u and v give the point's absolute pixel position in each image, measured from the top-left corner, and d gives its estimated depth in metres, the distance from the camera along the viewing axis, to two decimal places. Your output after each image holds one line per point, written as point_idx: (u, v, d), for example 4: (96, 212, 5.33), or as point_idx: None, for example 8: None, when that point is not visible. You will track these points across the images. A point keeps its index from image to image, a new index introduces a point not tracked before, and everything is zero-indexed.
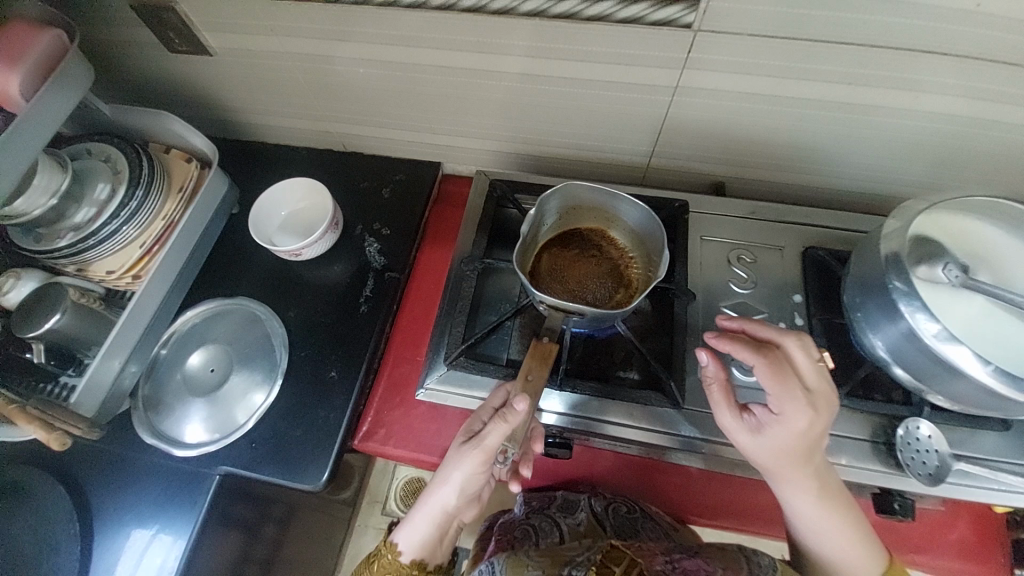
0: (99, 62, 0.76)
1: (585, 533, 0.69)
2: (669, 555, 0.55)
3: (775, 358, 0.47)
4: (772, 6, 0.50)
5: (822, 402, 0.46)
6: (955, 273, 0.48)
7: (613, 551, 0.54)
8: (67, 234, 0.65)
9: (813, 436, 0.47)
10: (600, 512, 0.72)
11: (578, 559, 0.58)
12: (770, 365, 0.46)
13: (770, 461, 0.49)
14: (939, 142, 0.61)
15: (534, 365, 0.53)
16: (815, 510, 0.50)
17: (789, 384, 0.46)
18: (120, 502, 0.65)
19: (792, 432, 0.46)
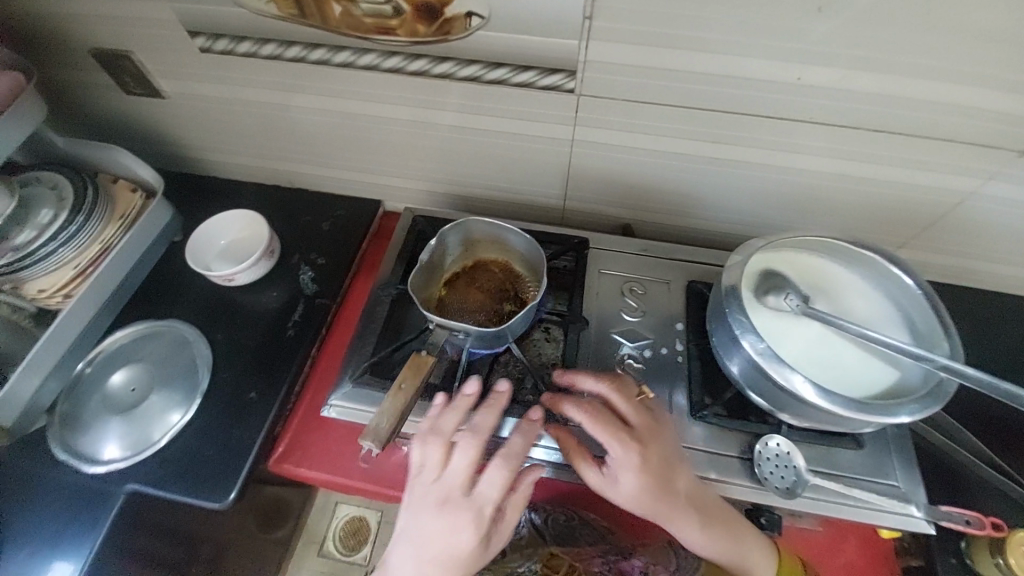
0: (61, 100, 0.83)
1: (526, 545, 0.71)
2: (606, 556, 0.67)
3: (594, 408, 0.54)
4: (635, 77, 0.59)
5: (645, 435, 0.54)
6: (794, 301, 0.55)
7: (553, 559, 0.67)
8: (4, 253, 0.68)
9: (659, 467, 0.53)
10: (540, 523, 0.71)
11: (522, 569, 0.68)
12: (593, 416, 0.54)
13: (640, 506, 0.53)
14: (799, 193, 0.70)
15: (408, 376, 0.56)
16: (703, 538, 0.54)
17: (612, 429, 0.53)
18: (22, 520, 0.65)
19: (634, 474, 0.52)
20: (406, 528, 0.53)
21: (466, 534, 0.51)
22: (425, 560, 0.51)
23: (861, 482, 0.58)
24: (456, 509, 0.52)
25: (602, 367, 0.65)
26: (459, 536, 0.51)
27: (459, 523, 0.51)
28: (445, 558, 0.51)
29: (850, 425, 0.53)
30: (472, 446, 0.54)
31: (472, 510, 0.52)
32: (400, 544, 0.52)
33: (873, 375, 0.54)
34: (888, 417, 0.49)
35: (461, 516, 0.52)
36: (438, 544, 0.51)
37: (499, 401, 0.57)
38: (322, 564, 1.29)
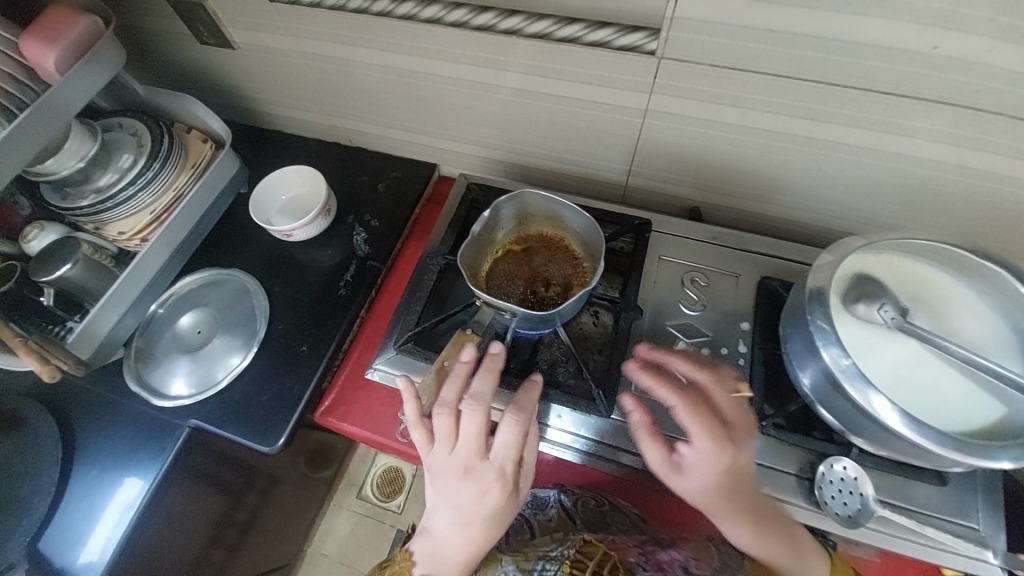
0: (142, 47, 0.86)
1: (555, 527, 0.69)
2: (642, 548, 0.60)
3: (693, 398, 0.50)
4: (729, 39, 0.52)
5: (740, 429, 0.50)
6: (890, 314, 0.47)
7: (586, 545, 0.58)
8: (90, 195, 0.73)
9: (735, 470, 0.49)
10: (570, 506, 0.70)
11: (552, 554, 0.60)
12: (688, 405, 0.49)
13: (705, 503, 0.49)
14: (909, 186, 0.60)
15: (450, 354, 0.59)
16: (756, 543, 0.49)
17: (705, 419, 0.49)
18: (100, 439, 0.72)
19: (717, 470, 0.48)
20: (436, 496, 0.53)
21: (494, 492, 0.51)
22: (459, 520, 0.51)
23: (934, 520, 0.52)
24: (478, 475, 0.51)
25: None
26: (487, 497, 0.51)
27: (483, 485, 0.51)
28: (479, 516, 0.51)
29: (933, 460, 0.47)
30: (478, 412, 0.52)
31: (493, 471, 0.51)
32: (436, 510, 0.53)
33: (975, 408, 0.46)
34: (987, 460, 0.42)
35: (485, 475, 0.51)
36: (468, 506, 0.51)
37: (495, 363, 0.55)
38: (360, 506, 1.37)
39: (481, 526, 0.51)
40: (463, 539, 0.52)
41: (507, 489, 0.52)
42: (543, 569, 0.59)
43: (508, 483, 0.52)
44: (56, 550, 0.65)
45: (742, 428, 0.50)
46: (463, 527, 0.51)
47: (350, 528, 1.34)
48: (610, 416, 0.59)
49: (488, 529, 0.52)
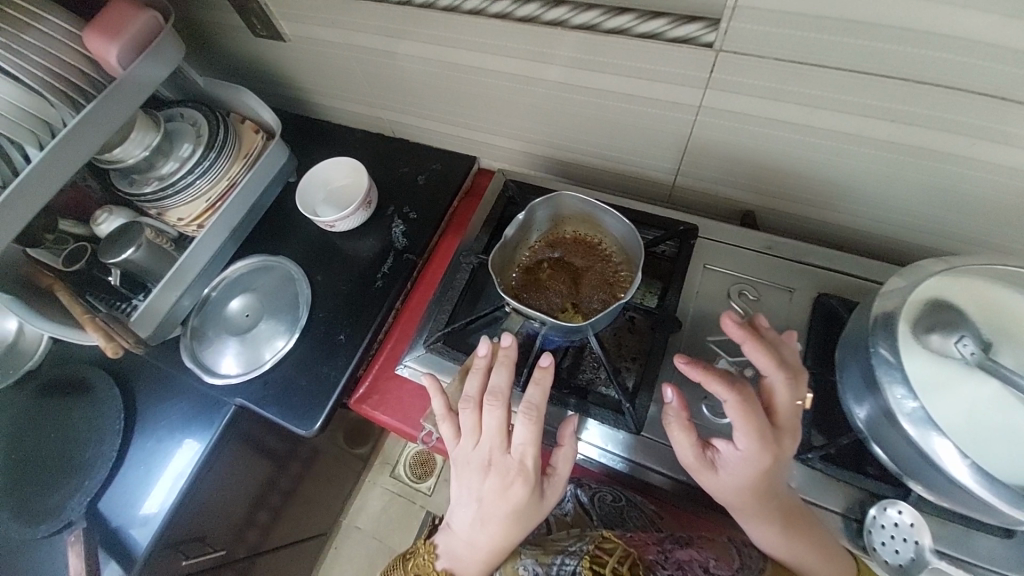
0: (204, 40, 0.89)
1: (571, 523, 0.64)
2: (662, 546, 0.54)
3: (747, 396, 0.43)
4: (798, 31, 0.46)
5: (786, 437, 0.44)
6: (970, 348, 0.42)
7: (606, 540, 0.54)
8: (153, 182, 0.77)
9: (776, 474, 0.44)
10: (587, 503, 0.66)
11: (571, 548, 0.54)
12: (744, 403, 0.43)
13: (737, 503, 0.45)
14: (1002, 201, 0.53)
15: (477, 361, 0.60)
16: (786, 546, 0.46)
17: (759, 424, 0.43)
18: (157, 410, 0.78)
19: (760, 476, 0.44)
20: (460, 493, 0.52)
21: (517, 488, 0.48)
22: (481, 515, 0.49)
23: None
24: (501, 470, 0.49)
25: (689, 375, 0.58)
26: (509, 491, 0.49)
27: (507, 478, 0.49)
28: (499, 516, 0.49)
29: (1004, 519, 0.41)
30: (498, 407, 0.51)
31: (513, 466, 0.49)
32: (458, 507, 0.52)
33: None
34: None
35: (507, 471, 0.49)
36: (492, 502, 0.49)
37: (507, 358, 0.54)
38: (392, 484, 1.42)
39: (505, 524, 0.49)
40: (485, 535, 0.49)
41: (530, 491, 0.49)
42: (562, 563, 0.52)
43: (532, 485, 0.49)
44: (117, 510, 0.72)
45: (789, 430, 0.45)
46: (487, 524, 0.49)
47: (383, 504, 1.40)
48: (638, 434, 0.56)
49: (513, 526, 0.49)
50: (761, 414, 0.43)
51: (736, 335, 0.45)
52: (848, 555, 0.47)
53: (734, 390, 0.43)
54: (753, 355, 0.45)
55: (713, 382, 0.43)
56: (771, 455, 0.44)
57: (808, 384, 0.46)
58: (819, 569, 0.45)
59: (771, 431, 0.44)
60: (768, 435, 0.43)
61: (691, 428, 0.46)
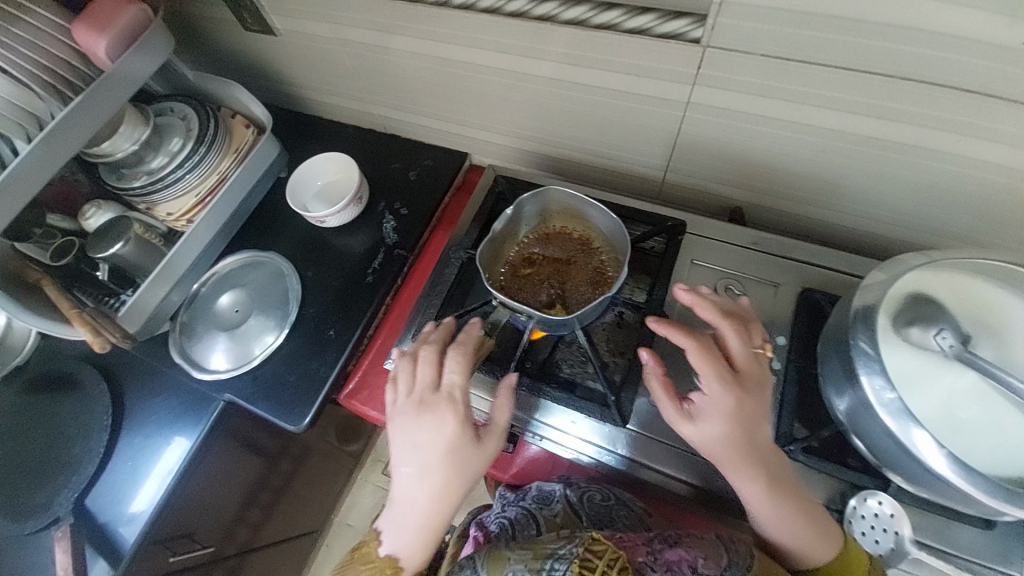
0: (194, 34, 0.89)
1: (560, 525, 0.61)
2: (650, 546, 0.51)
3: (705, 342, 0.47)
4: (784, 27, 0.47)
5: (748, 384, 0.47)
6: (949, 341, 0.42)
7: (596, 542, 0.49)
8: (141, 177, 0.77)
9: (746, 421, 0.46)
10: (575, 502, 0.64)
11: (561, 551, 0.49)
12: (700, 347, 0.47)
13: (717, 454, 0.46)
14: (984, 197, 0.54)
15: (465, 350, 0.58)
16: (770, 502, 0.45)
17: (718, 365, 0.46)
18: (145, 406, 0.78)
19: (730, 419, 0.45)
20: (398, 449, 0.52)
21: (448, 422, 0.51)
22: (417, 461, 0.51)
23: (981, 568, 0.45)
24: (434, 409, 0.52)
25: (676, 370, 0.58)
26: (441, 427, 0.51)
27: (438, 414, 0.51)
28: (433, 457, 0.50)
29: (983, 510, 0.41)
30: (430, 355, 0.55)
31: (444, 401, 0.52)
32: (398, 465, 0.52)
33: None
34: None
35: (438, 409, 0.51)
36: (425, 443, 0.51)
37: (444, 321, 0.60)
38: (384, 481, 1.42)
39: (441, 463, 0.50)
40: (423, 480, 0.50)
41: (462, 431, 0.51)
42: (551, 568, 0.48)
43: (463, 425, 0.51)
44: (105, 506, 0.72)
45: (753, 378, 0.47)
46: (425, 468, 0.50)
47: (375, 502, 1.39)
48: (625, 427, 0.56)
49: (449, 464, 0.50)
50: (716, 359, 0.46)
51: (687, 297, 0.49)
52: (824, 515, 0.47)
53: (688, 338, 0.47)
54: (704, 310, 0.49)
55: (675, 332, 0.47)
56: (737, 398, 0.46)
57: (757, 333, 0.50)
58: (799, 522, 0.45)
59: (731, 375, 0.46)
60: (730, 378, 0.46)
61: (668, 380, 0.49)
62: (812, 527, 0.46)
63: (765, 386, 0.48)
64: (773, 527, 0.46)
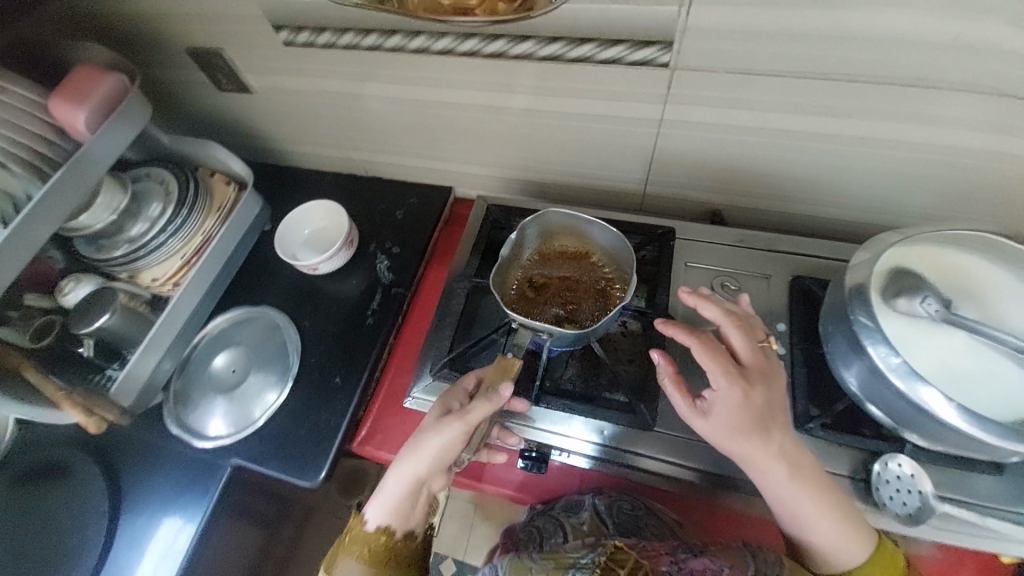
0: (165, 100, 0.89)
1: (586, 532, 0.65)
2: (675, 556, 0.51)
3: (706, 340, 0.49)
4: (745, 45, 0.52)
5: (757, 377, 0.48)
6: (933, 306, 0.46)
7: (618, 551, 0.51)
8: (123, 245, 0.75)
9: (756, 412, 0.46)
10: (603, 510, 0.68)
11: (582, 561, 0.53)
12: (702, 343, 0.48)
13: (730, 445, 0.47)
14: (935, 175, 0.60)
15: (494, 376, 0.57)
16: (793, 492, 0.47)
17: (722, 359, 0.47)
18: (144, 486, 0.73)
19: (740, 410, 0.46)
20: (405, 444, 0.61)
21: (435, 419, 0.58)
22: (406, 451, 0.58)
23: (996, 511, 0.48)
24: (433, 410, 0.59)
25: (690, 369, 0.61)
26: (428, 423, 0.58)
27: (433, 414, 0.58)
28: (415, 447, 0.57)
29: (995, 453, 0.45)
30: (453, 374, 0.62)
31: (441, 406, 0.58)
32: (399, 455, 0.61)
33: None
34: None
35: (435, 411, 0.58)
36: (416, 436, 0.58)
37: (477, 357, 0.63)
38: None
39: (419, 452, 0.57)
40: (404, 464, 0.58)
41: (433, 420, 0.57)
42: None
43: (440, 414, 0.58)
44: None
45: (761, 372, 0.48)
46: (410, 456, 0.58)
47: None
48: (654, 428, 0.58)
49: (423, 451, 0.57)
50: (721, 354, 0.48)
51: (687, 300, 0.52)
52: (855, 512, 0.48)
53: (689, 336, 0.49)
54: (704, 309, 0.51)
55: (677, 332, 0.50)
56: (746, 391, 0.47)
57: (760, 327, 0.52)
58: (815, 513, 0.47)
59: (738, 369, 0.48)
60: (736, 372, 0.47)
61: (680, 379, 0.50)
62: (835, 516, 0.47)
63: (773, 379, 0.49)
64: (792, 515, 0.48)
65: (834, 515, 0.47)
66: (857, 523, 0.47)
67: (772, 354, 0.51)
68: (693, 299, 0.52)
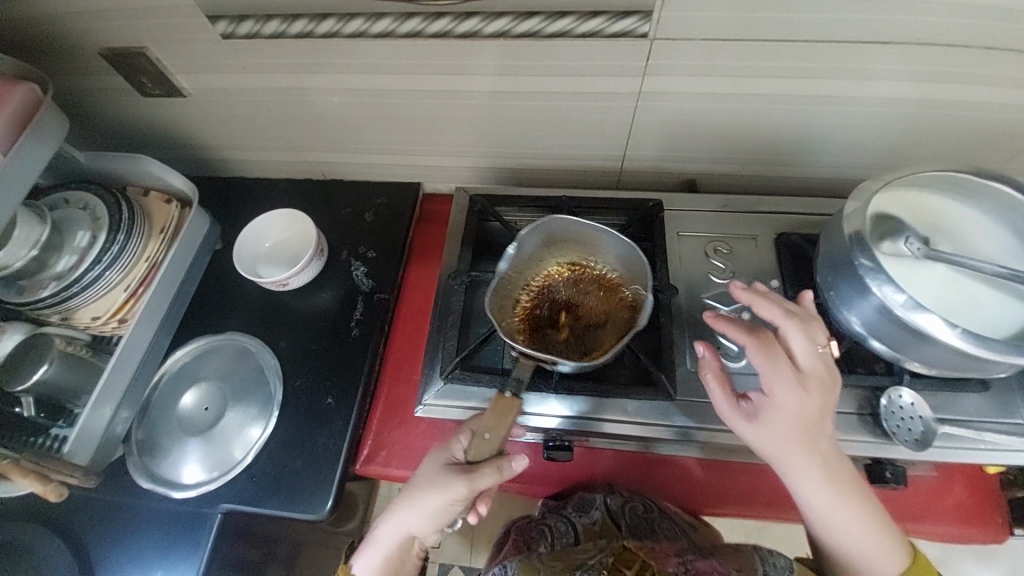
0: (77, 113, 0.78)
1: (598, 532, 0.67)
2: (680, 558, 0.55)
3: (765, 338, 0.49)
4: (721, 12, 0.53)
5: (816, 385, 0.48)
6: (916, 245, 0.50)
7: (625, 552, 0.56)
8: (49, 284, 0.64)
9: (809, 417, 0.47)
10: (615, 510, 0.69)
11: (590, 563, 0.56)
12: (759, 343, 0.49)
13: (774, 449, 0.49)
14: (889, 126, 0.65)
15: (490, 421, 0.54)
16: (827, 497, 0.49)
17: (778, 362, 0.48)
18: (121, 552, 0.65)
19: (790, 415, 0.47)
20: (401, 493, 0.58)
21: (429, 469, 0.55)
22: (400, 504, 0.56)
23: (983, 424, 0.54)
24: (428, 460, 0.56)
25: (699, 334, 0.62)
26: (424, 474, 0.56)
27: (427, 464, 0.56)
28: (409, 499, 0.55)
29: (985, 369, 0.49)
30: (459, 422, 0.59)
31: (439, 457, 0.56)
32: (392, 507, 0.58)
33: (1005, 315, 0.49)
34: None
35: (432, 461, 0.56)
36: (409, 488, 0.56)
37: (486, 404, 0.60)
38: None
39: (411, 502, 0.55)
40: (395, 514, 0.56)
41: (430, 469, 0.55)
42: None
43: (438, 463, 0.55)
44: None
45: (821, 377, 0.48)
46: (404, 507, 0.56)
47: None
48: (675, 397, 0.59)
49: (415, 502, 0.55)
50: (780, 358, 0.48)
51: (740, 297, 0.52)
52: (888, 525, 0.50)
53: (744, 336, 0.50)
54: (761, 309, 0.51)
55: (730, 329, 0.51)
56: (800, 396, 0.47)
57: (824, 331, 0.50)
58: (846, 517, 0.49)
59: (797, 374, 0.48)
60: (792, 377, 0.47)
61: (724, 376, 0.52)
62: (866, 524, 0.49)
63: (832, 387, 0.48)
64: (823, 521, 0.50)
65: (865, 525, 0.49)
66: (887, 532, 0.50)
67: (831, 360, 0.49)
68: (751, 299, 0.51)
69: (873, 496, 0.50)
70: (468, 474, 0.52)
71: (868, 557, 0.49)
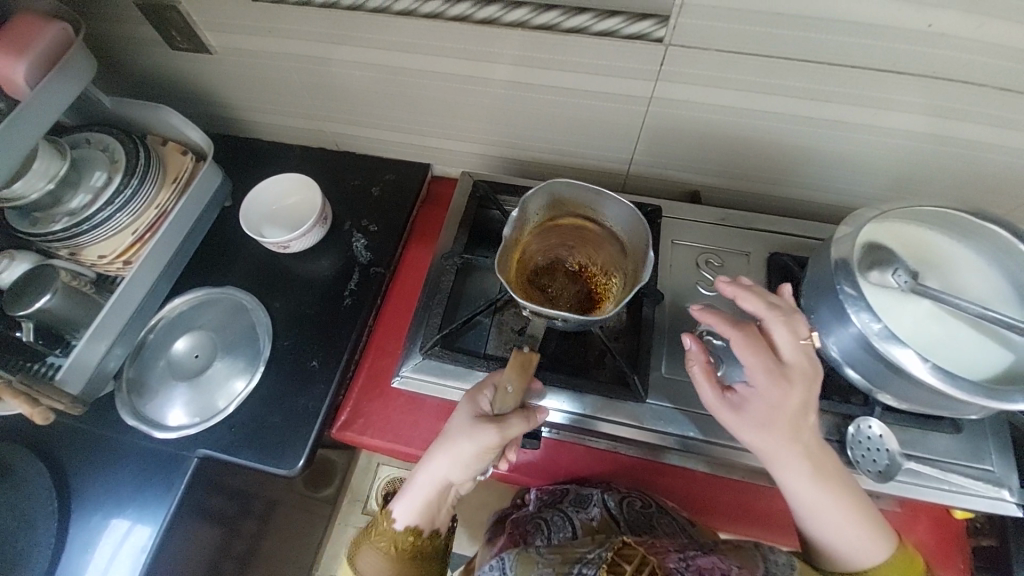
0: (107, 60, 0.80)
1: (597, 529, 0.64)
2: (682, 552, 0.52)
3: (750, 332, 0.48)
4: (737, 24, 0.53)
5: (799, 377, 0.47)
6: (904, 278, 0.50)
7: (625, 546, 0.51)
8: (62, 219, 0.67)
9: (794, 409, 0.46)
10: (614, 507, 0.66)
11: (589, 556, 0.55)
12: (745, 337, 0.48)
13: (759, 441, 0.48)
14: (896, 158, 0.65)
15: (513, 376, 0.52)
16: (814, 491, 0.48)
17: (763, 356, 0.47)
18: (99, 483, 0.67)
19: (776, 409, 0.46)
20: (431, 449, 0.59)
21: (459, 424, 0.55)
22: (433, 456, 0.57)
23: (951, 465, 0.54)
24: (456, 417, 0.56)
25: (678, 342, 0.63)
26: (454, 428, 0.56)
27: (456, 420, 0.56)
28: (441, 453, 0.56)
29: (953, 408, 0.50)
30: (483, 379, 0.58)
31: (466, 411, 0.55)
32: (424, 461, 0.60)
33: (985, 358, 0.49)
34: (1002, 401, 0.44)
35: (459, 416, 0.56)
36: (441, 444, 0.56)
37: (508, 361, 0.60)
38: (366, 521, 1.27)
39: (443, 458, 0.56)
40: (429, 468, 0.58)
41: (460, 424, 0.55)
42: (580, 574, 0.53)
43: (466, 416, 0.55)
44: None
45: (803, 370, 0.47)
46: (437, 462, 0.57)
47: None
48: (646, 400, 0.59)
49: (450, 455, 0.56)
50: (763, 352, 0.47)
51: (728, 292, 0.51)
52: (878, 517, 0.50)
53: (731, 329, 0.48)
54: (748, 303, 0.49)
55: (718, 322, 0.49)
56: (784, 389, 0.46)
57: (807, 324, 0.49)
58: (834, 510, 0.48)
59: (780, 368, 0.47)
60: (775, 370, 0.46)
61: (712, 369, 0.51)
62: (854, 518, 0.48)
63: (815, 380, 0.47)
64: (810, 514, 0.49)
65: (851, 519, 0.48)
66: (875, 522, 0.49)
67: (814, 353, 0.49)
68: (736, 294, 0.51)
69: (859, 488, 0.50)
70: (500, 422, 0.52)
71: (857, 552, 0.48)
